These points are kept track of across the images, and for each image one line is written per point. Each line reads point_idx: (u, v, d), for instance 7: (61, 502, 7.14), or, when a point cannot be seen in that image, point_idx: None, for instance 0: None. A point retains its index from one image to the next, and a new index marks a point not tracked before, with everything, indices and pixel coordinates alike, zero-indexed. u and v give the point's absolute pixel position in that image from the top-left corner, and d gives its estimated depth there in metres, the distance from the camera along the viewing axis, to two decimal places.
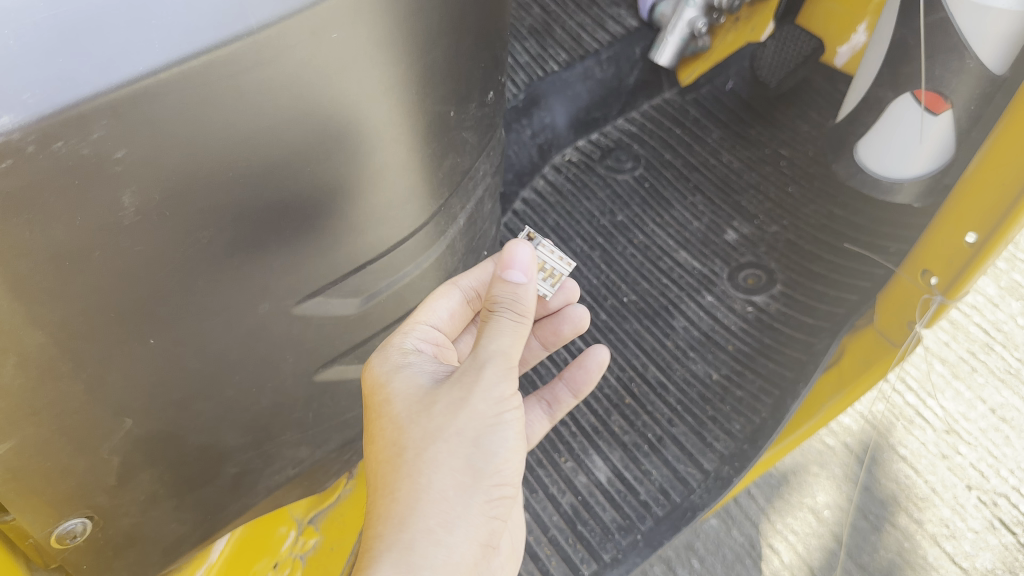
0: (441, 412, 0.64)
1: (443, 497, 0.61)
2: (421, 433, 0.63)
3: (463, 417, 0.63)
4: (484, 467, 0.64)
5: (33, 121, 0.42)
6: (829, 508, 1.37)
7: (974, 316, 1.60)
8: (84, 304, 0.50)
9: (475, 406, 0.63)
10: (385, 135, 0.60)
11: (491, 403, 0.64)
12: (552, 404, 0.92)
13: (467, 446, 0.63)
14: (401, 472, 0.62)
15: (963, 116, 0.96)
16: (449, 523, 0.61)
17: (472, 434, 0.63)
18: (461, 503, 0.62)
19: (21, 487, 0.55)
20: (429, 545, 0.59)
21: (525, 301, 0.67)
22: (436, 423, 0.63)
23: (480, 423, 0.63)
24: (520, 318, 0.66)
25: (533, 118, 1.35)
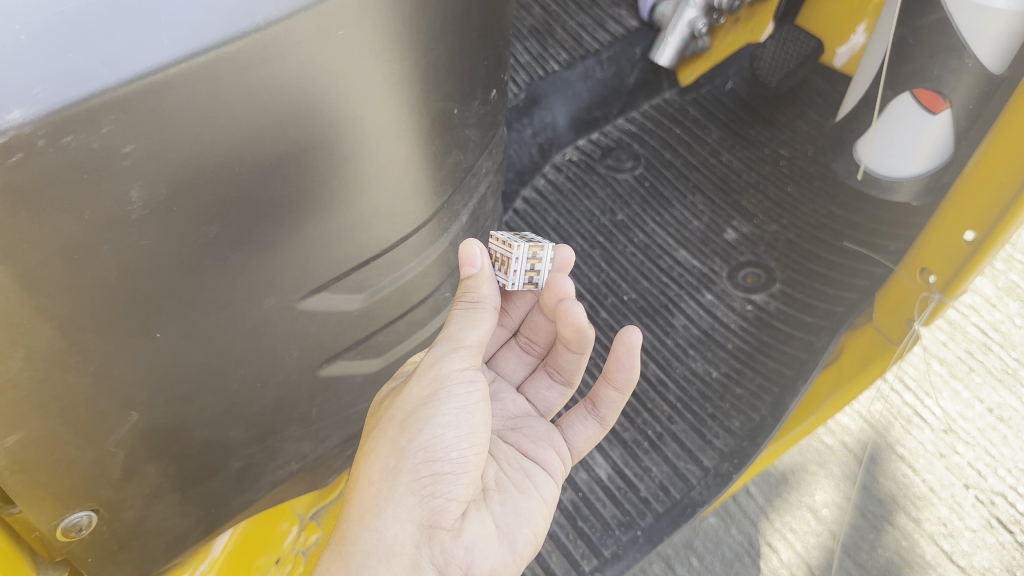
0: (387, 406, 0.71)
1: (376, 478, 0.67)
2: (373, 428, 0.71)
3: (397, 405, 0.69)
4: (411, 446, 0.68)
5: (44, 115, 0.43)
6: (828, 507, 1.37)
7: (971, 316, 1.60)
8: (93, 298, 0.50)
9: (406, 393, 0.69)
10: (389, 132, 0.61)
11: (422, 388, 0.69)
12: (594, 407, 0.90)
13: (397, 429, 0.68)
14: (356, 461, 0.70)
15: (962, 115, 0.97)
16: (379, 504, 0.66)
17: (402, 415, 0.69)
18: (389, 482, 0.67)
19: (28, 479, 0.56)
20: (356, 522, 0.65)
21: (482, 290, 0.69)
22: (381, 414, 0.70)
23: (407, 407, 0.69)
24: (469, 305, 0.69)
25: (534, 117, 1.35)
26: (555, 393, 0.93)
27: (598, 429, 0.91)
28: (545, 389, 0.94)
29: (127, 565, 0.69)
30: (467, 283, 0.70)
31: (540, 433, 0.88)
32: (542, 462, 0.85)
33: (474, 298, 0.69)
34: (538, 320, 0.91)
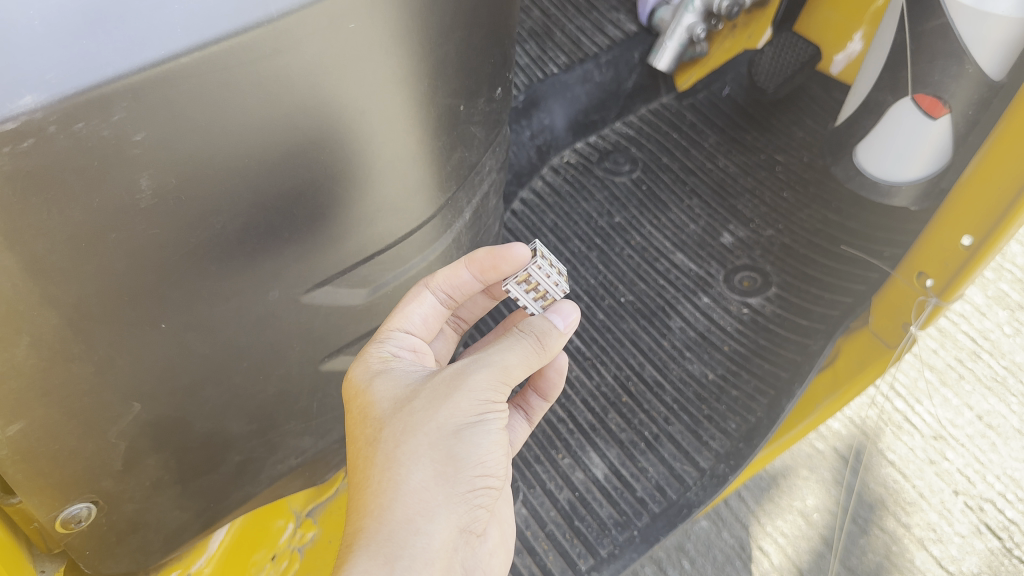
0: (424, 406, 0.62)
1: (422, 488, 0.60)
2: (402, 424, 0.61)
3: (446, 411, 0.61)
4: (463, 460, 0.62)
5: (56, 101, 0.43)
6: (818, 511, 1.38)
7: (961, 324, 1.61)
8: (100, 286, 0.50)
9: (459, 401, 0.61)
10: (398, 127, 0.61)
11: (479, 403, 0.62)
12: (527, 410, 0.87)
13: (448, 440, 0.61)
14: (383, 459, 0.60)
15: (960, 121, 0.98)
16: (427, 514, 0.59)
17: (452, 427, 0.61)
18: (437, 495, 0.60)
19: (29, 468, 0.55)
20: (404, 533, 0.58)
21: (552, 336, 0.66)
22: (420, 413, 0.61)
23: (460, 418, 0.61)
24: (531, 338, 0.66)
25: (533, 119, 1.36)
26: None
27: (527, 428, 0.87)
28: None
29: (125, 558, 0.69)
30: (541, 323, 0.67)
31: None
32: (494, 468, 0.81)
33: (537, 335, 0.66)
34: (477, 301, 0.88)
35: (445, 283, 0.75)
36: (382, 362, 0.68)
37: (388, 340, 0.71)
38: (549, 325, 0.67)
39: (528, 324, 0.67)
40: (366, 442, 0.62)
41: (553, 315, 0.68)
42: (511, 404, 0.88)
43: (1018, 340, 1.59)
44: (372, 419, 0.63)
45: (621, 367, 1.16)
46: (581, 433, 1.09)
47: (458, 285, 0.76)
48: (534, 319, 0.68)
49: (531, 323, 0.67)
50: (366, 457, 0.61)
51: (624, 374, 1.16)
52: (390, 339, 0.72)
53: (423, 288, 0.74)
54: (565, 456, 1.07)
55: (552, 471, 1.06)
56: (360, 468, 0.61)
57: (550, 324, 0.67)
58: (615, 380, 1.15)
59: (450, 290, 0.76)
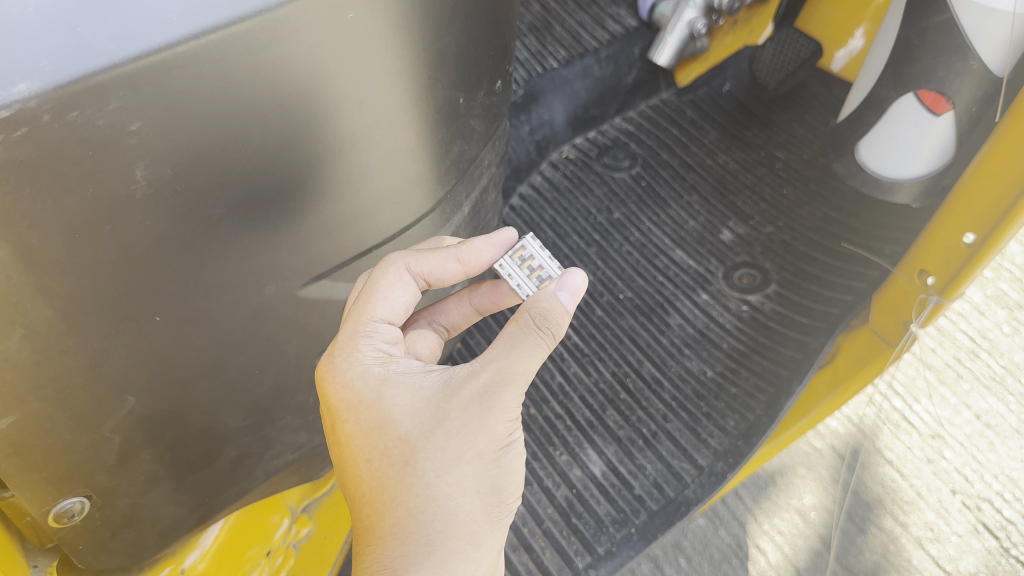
0: (459, 426, 0.58)
1: (468, 517, 0.57)
2: (440, 449, 0.57)
3: (484, 432, 0.58)
4: (498, 481, 0.59)
5: (50, 89, 0.42)
6: (816, 510, 1.38)
7: (960, 323, 1.61)
8: (95, 277, 0.49)
9: (495, 424, 0.58)
10: (396, 121, 0.60)
11: (510, 421, 0.59)
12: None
13: (487, 463, 0.58)
14: (425, 490, 0.56)
15: (964, 117, 0.97)
16: (476, 542, 0.56)
17: (490, 451, 0.58)
18: (482, 520, 0.57)
19: (22, 462, 0.55)
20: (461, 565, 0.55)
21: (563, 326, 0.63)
22: (458, 434, 0.57)
23: (497, 440, 0.59)
24: (549, 336, 0.62)
25: (533, 114, 1.35)
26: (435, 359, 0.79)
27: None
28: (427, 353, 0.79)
29: (119, 553, 0.68)
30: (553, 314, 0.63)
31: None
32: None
33: (551, 332, 0.62)
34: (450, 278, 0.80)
35: (431, 267, 0.66)
36: (382, 368, 0.62)
37: (373, 335, 0.64)
38: (561, 314, 0.63)
39: (543, 317, 0.62)
40: (395, 467, 0.57)
41: (560, 297, 0.64)
42: None
43: (1016, 339, 1.59)
44: (397, 442, 0.58)
45: (620, 363, 1.16)
46: (579, 430, 1.09)
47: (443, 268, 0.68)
48: (543, 306, 0.63)
49: (545, 314, 0.63)
50: (402, 485, 0.57)
51: (622, 371, 1.15)
52: (376, 334, 0.64)
53: (403, 271, 0.65)
54: (563, 452, 1.07)
55: (550, 468, 1.05)
56: (395, 497, 0.57)
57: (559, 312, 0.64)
58: (613, 376, 1.15)
59: (458, 258, 0.69)
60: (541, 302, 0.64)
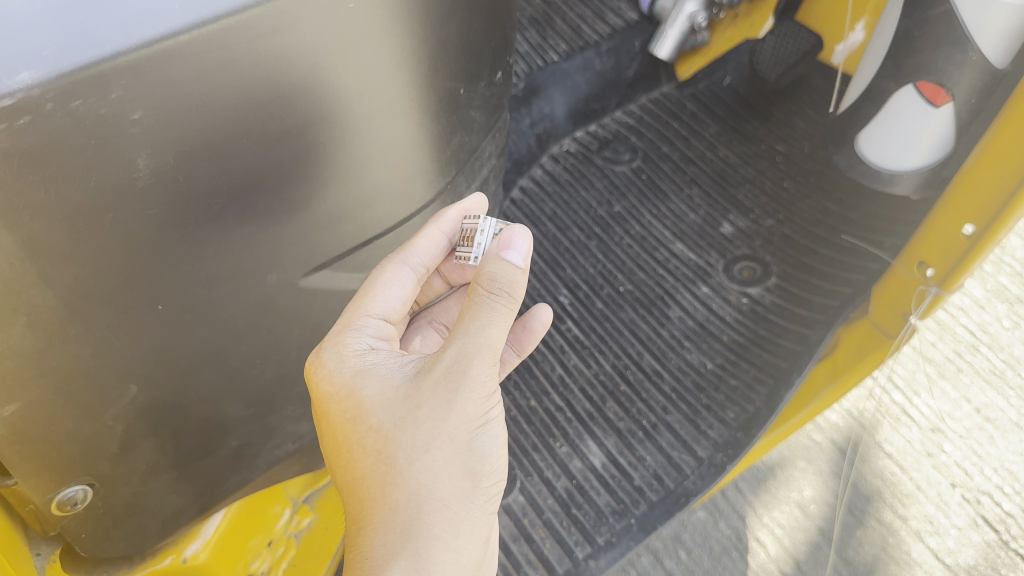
0: (429, 413, 0.58)
1: (446, 503, 0.57)
2: (412, 437, 0.57)
3: (454, 416, 0.58)
4: (476, 466, 0.59)
5: (53, 78, 0.42)
6: (815, 503, 1.38)
7: (961, 317, 1.61)
8: (97, 266, 0.50)
9: (466, 405, 0.58)
10: (396, 111, 0.60)
11: (482, 400, 0.59)
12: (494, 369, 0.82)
13: (461, 447, 0.58)
14: (399, 480, 0.56)
15: (965, 108, 0.96)
16: (453, 528, 0.56)
17: (464, 433, 0.58)
18: (459, 506, 0.57)
19: (24, 450, 0.55)
20: (438, 553, 0.55)
21: (520, 285, 0.61)
22: (427, 421, 0.57)
23: (470, 422, 0.58)
24: (505, 302, 0.60)
25: (533, 107, 1.35)
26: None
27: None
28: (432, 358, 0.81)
29: (121, 542, 0.68)
30: (506, 273, 0.61)
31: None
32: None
33: (507, 296, 0.60)
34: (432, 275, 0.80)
35: (427, 252, 0.70)
36: (359, 357, 0.63)
37: (363, 329, 0.65)
38: (514, 274, 0.61)
39: (493, 281, 0.61)
40: (371, 459, 0.58)
41: (507, 255, 0.62)
42: None
43: (1016, 333, 1.59)
44: (371, 433, 0.59)
45: (620, 356, 1.16)
46: (579, 422, 1.09)
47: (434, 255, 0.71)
48: (493, 268, 0.61)
49: (497, 277, 0.61)
50: (378, 477, 0.57)
51: (622, 363, 1.15)
52: (366, 327, 0.66)
53: (400, 265, 0.68)
54: (563, 444, 1.07)
55: (550, 459, 1.05)
56: (373, 490, 0.57)
57: (512, 271, 0.62)
58: (613, 368, 1.15)
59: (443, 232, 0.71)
60: (490, 267, 0.62)
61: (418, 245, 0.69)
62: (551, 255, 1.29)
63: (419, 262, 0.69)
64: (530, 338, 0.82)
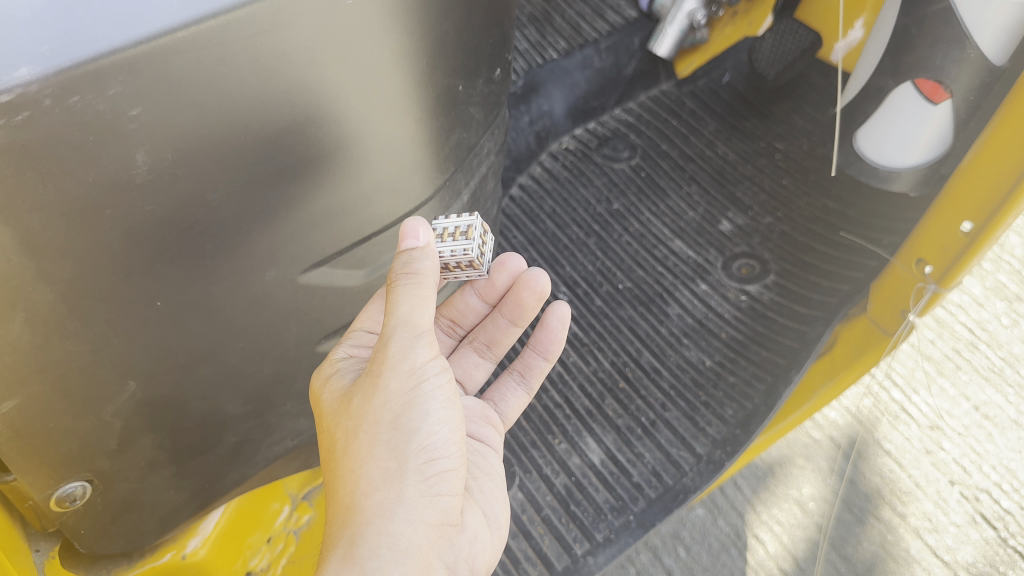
0: (359, 402, 0.60)
1: (378, 486, 0.59)
2: (347, 428, 0.60)
3: (378, 401, 0.60)
4: (411, 447, 0.60)
5: (51, 74, 0.42)
6: (815, 500, 1.38)
7: (960, 315, 1.61)
8: (96, 262, 0.50)
9: (387, 387, 0.60)
10: (394, 106, 0.60)
11: (404, 380, 0.60)
12: (525, 374, 0.89)
13: (389, 429, 0.59)
14: (338, 469, 0.60)
15: (960, 106, 0.97)
16: (388, 511, 0.58)
17: (390, 415, 0.60)
18: (393, 489, 0.59)
19: (24, 446, 0.55)
20: (369, 537, 0.57)
21: (419, 265, 0.59)
22: (359, 410, 0.60)
23: (394, 403, 0.60)
24: (414, 280, 0.59)
25: (532, 105, 1.35)
26: (482, 371, 0.92)
27: (527, 397, 0.90)
28: (472, 367, 0.92)
29: (120, 538, 0.68)
30: (405, 256, 0.60)
31: (477, 413, 0.84)
32: (485, 441, 0.81)
33: (416, 275, 0.59)
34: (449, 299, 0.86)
35: None
36: (332, 362, 0.66)
37: (347, 342, 0.69)
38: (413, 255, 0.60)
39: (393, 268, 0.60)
40: (324, 453, 0.62)
41: (406, 240, 0.60)
42: (508, 371, 0.90)
43: (1014, 331, 1.60)
44: (325, 429, 0.62)
45: (619, 353, 1.16)
46: (578, 419, 1.09)
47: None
48: (394, 257, 0.61)
49: (396, 265, 0.60)
50: (328, 470, 0.61)
51: (621, 360, 1.15)
52: (349, 340, 0.69)
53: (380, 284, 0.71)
54: (562, 441, 1.07)
55: (549, 456, 1.05)
56: (327, 482, 0.61)
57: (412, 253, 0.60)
58: (612, 365, 1.14)
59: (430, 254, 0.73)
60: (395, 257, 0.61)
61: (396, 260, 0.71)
62: (549, 253, 1.29)
63: None
64: (554, 338, 0.86)
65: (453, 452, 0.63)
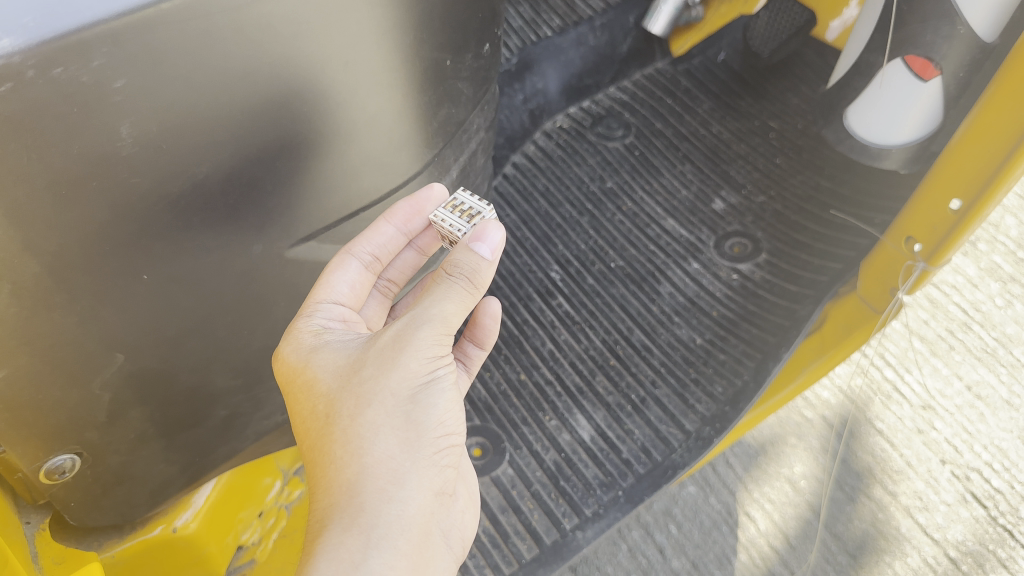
0: (373, 373, 0.59)
1: (387, 456, 0.58)
2: (355, 396, 0.59)
3: (396, 374, 0.59)
4: (422, 422, 0.60)
5: (34, 45, 0.42)
6: (806, 479, 1.39)
7: (953, 296, 1.64)
8: (82, 235, 0.50)
9: (407, 364, 0.59)
10: (379, 80, 0.60)
11: (425, 360, 0.60)
12: (465, 363, 0.82)
13: (403, 402, 0.59)
14: (342, 437, 0.58)
15: (952, 83, 0.97)
16: (398, 481, 0.58)
17: (407, 390, 0.60)
18: (403, 459, 0.59)
19: (13, 418, 0.56)
20: (380, 506, 0.57)
21: (483, 276, 0.62)
22: (371, 382, 0.59)
23: (413, 380, 0.60)
24: (468, 286, 0.61)
25: (525, 83, 1.35)
26: None
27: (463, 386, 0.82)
28: None
29: (111, 511, 0.69)
30: (467, 258, 0.62)
31: None
32: None
33: (473, 281, 0.62)
34: (406, 257, 0.80)
35: (374, 242, 0.70)
36: (314, 335, 0.64)
37: (316, 313, 0.66)
38: (482, 267, 0.62)
39: (457, 265, 0.62)
40: (317, 420, 0.60)
41: (475, 246, 0.62)
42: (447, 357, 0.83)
43: (1008, 312, 1.62)
44: (321, 397, 0.60)
45: (610, 331, 1.14)
46: (568, 396, 1.07)
47: (382, 243, 0.71)
48: (460, 255, 0.62)
49: (458, 263, 0.62)
50: (327, 436, 0.59)
51: (612, 338, 1.13)
52: (318, 311, 0.66)
53: (347, 255, 0.69)
54: (552, 417, 1.05)
55: (539, 433, 1.04)
56: (320, 447, 0.59)
57: (478, 262, 0.62)
58: (603, 344, 1.13)
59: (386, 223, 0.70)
60: (456, 256, 0.63)
61: (363, 239, 0.69)
62: (542, 232, 1.28)
63: (366, 251, 0.70)
64: (489, 332, 0.78)
65: (456, 428, 0.64)
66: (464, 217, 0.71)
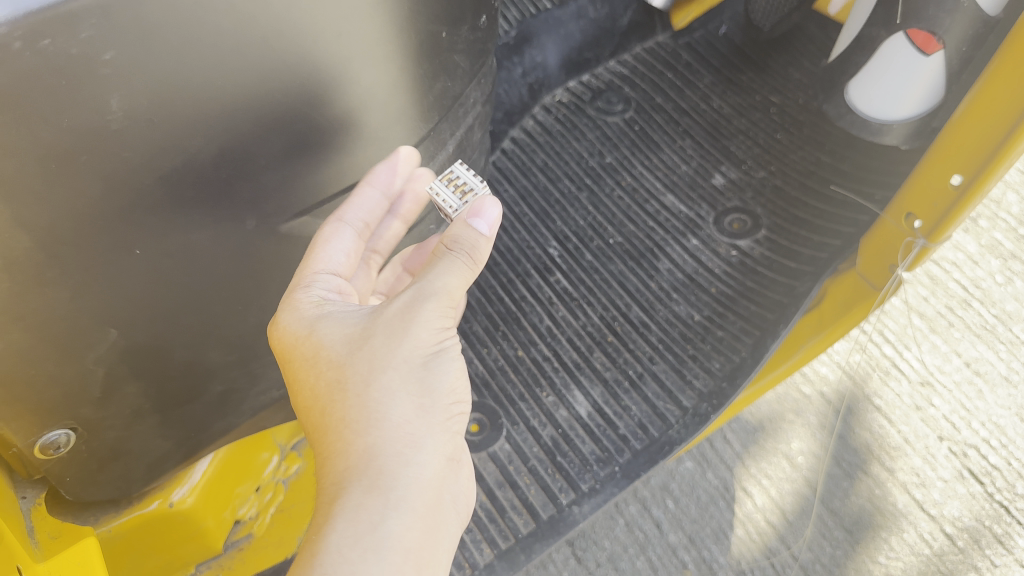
0: (384, 341, 0.59)
1: (402, 422, 0.58)
2: (367, 363, 0.59)
3: (408, 342, 0.60)
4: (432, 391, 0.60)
5: (21, 16, 0.41)
6: (803, 455, 1.39)
7: (954, 273, 1.64)
8: (73, 210, 0.50)
9: (418, 333, 0.60)
10: (375, 52, 0.59)
11: (434, 331, 0.61)
12: None
13: (414, 370, 0.59)
14: (355, 404, 0.58)
15: (954, 57, 0.96)
16: (413, 447, 0.58)
17: (418, 359, 0.60)
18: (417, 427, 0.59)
19: (6, 395, 0.56)
20: (398, 469, 0.56)
21: (481, 251, 0.65)
22: (383, 350, 0.59)
23: (423, 349, 0.60)
24: (467, 260, 0.64)
25: (524, 57, 1.33)
26: None
27: None
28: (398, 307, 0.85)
29: (107, 486, 0.69)
30: (465, 233, 0.65)
31: None
32: None
33: (472, 255, 0.64)
34: (390, 225, 0.79)
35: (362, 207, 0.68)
36: (314, 306, 0.63)
37: (314, 283, 0.66)
38: (478, 241, 0.65)
39: (457, 240, 0.64)
40: (326, 389, 0.59)
41: (473, 222, 0.66)
42: None
43: (1008, 289, 1.61)
44: (329, 367, 0.60)
45: (608, 307, 1.14)
46: (566, 371, 1.07)
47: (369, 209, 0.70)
48: (460, 230, 0.65)
49: (458, 237, 0.65)
50: (338, 406, 0.59)
51: (610, 315, 1.13)
52: (315, 282, 0.66)
53: (338, 223, 0.67)
54: (549, 393, 1.05)
55: (536, 409, 1.04)
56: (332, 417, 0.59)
57: (476, 237, 0.65)
58: (601, 320, 1.12)
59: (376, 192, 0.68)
60: (456, 231, 0.65)
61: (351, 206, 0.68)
62: (541, 208, 1.28)
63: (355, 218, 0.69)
64: None
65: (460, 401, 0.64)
66: (456, 193, 0.73)
